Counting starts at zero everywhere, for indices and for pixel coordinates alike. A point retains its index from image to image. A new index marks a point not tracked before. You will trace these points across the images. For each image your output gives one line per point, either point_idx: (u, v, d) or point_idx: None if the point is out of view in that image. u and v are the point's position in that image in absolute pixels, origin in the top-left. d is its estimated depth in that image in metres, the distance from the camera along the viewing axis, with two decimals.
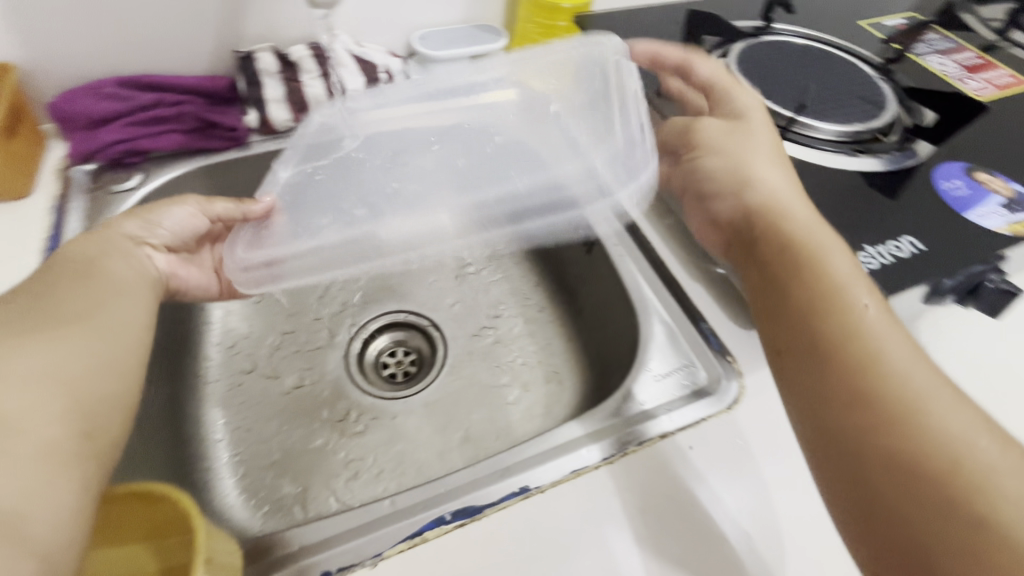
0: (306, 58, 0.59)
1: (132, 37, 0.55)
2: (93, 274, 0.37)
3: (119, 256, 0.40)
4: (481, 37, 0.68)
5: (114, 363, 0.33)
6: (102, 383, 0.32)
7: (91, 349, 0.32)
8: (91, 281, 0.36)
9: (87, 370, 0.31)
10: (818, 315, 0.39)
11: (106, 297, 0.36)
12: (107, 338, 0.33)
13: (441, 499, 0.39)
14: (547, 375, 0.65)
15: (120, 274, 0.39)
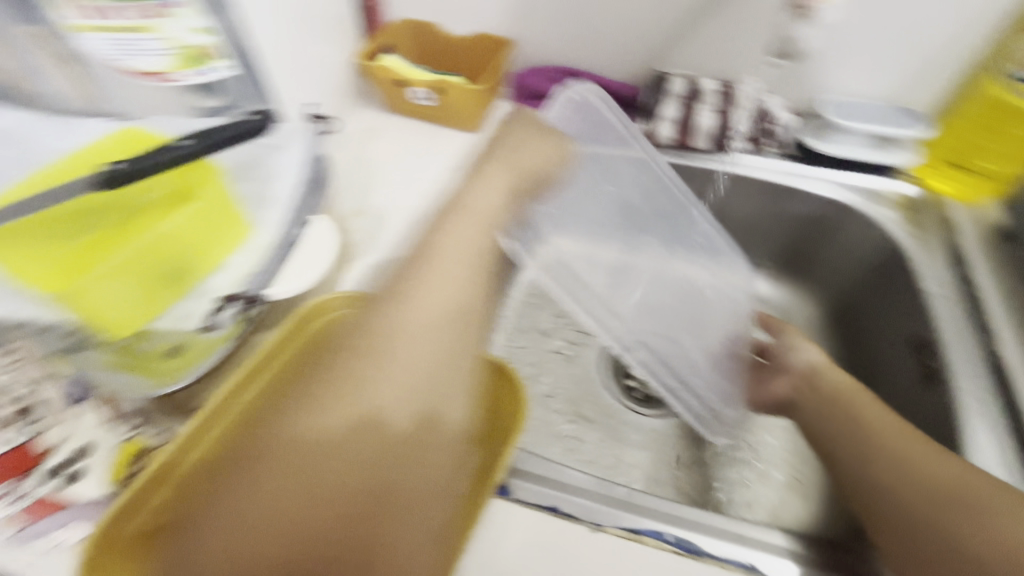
0: (712, 92, 0.66)
1: (590, 42, 0.69)
2: (467, 292, 0.38)
3: (463, 233, 0.40)
4: (897, 119, 0.63)
5: (456, 376, 0.35)
6: (451, 411, 0.34)
7: (433, 358, 0.34)
8: (433, 305, 0.36)
9: (439, 406, 0.34)
10: (870, 433, 0.45)
11: (439, 306, 0.36)
12: (448, 366, 0.35)
13: (669, 518, 0.41)
14: (792, 480, 0.59)
15: (463, 283, 0.38)
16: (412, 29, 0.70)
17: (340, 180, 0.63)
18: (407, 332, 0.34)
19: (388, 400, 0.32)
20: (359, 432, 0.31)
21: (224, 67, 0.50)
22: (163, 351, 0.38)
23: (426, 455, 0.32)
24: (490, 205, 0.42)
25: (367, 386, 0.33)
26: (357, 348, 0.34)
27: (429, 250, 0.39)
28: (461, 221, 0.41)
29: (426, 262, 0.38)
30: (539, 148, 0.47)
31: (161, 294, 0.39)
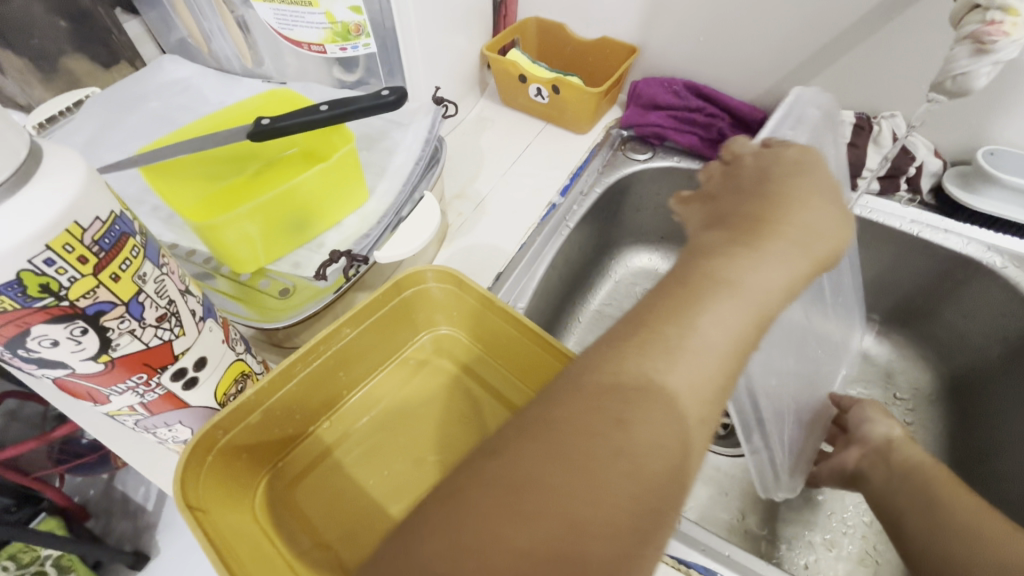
0: (848, 124, 0.59)
1: (719, 57, 0.66)
2: (717, 403, 0.26)
3: (737, 327, 0.27)
4: None
5: (671, 507, 0.24)
6: (648, 572, 0.23)
7: (692, 375, 0.26)
8: (670, 427, 0.25)
9: (682, 409, 0.25)
10: (944, 511, 0.42)
11: (674, 412, 0.25)
12: (661, 492, 0.24)
13: (721, 559, 0.39)
14: (866, 557, 0.54)
15: (712, 396, 0.26)
16: (542, 26, 0.72)
17: (449, 162, 0.66)
18: (633, 455, 0.24)
19: (606, 523, 0.22)
20: (610, 458, 0.23)
21: (365, 43, 0.54)
22: (276, 291, 0.43)
23: (653, 450, 0.24)
24: (773, 287, 0.29)
25: (565, 500, 0.22)
26: (570, 457, 0.23)
27: (696, 360, 0.26)
28: (719, 292, 0.28)
29: (688, 369, 0.26)
30: (823, 205, 0.34)
31: (282, 239, 0.43)
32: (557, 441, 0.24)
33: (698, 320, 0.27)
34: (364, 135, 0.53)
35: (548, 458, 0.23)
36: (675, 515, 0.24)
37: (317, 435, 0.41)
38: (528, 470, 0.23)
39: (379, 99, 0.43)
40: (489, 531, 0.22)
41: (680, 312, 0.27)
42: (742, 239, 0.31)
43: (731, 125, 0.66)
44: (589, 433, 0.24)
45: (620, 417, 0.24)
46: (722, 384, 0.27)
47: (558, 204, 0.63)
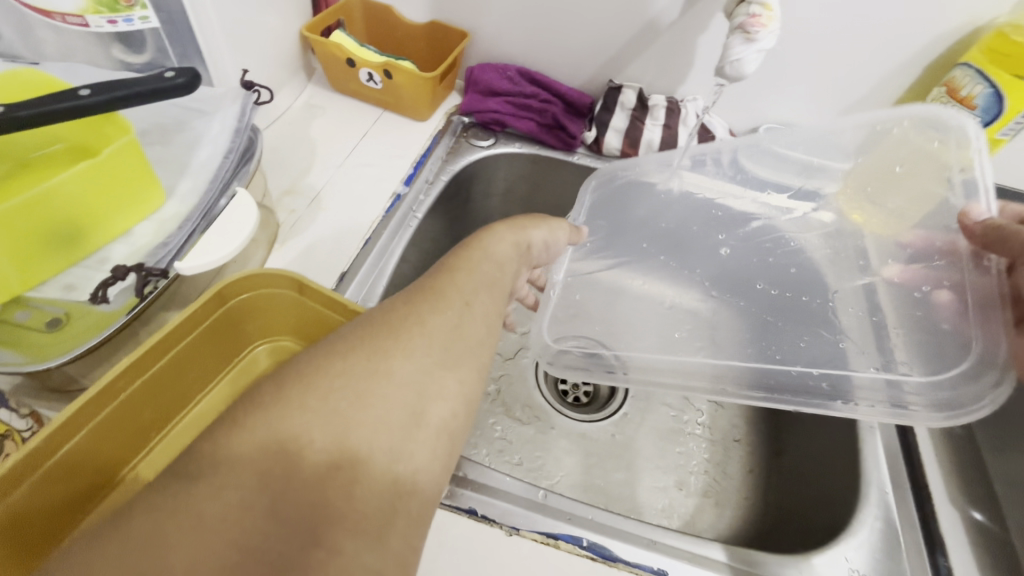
0: (660, 108, 0.67)
1: (545, 46, 0.68)
2: (472, 325, 0.32)
3: (473, 285, 0.34)
4: None
5: (440, 393, 0.28)
6: (425, 442, 0.27)
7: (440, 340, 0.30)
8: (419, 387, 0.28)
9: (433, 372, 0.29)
10: None
11: (432, 330, 0.30)
12: (424, 386, 0.28)
13: (586, 523, 0.40)
14: (710, 490, 0.61)
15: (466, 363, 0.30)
16: (367, 7, 0.68)
17: (277, 157, 0.60)
18: (393, 362, 0.28)
19: (376, 414, 0.26)
20: (358, 415, 0.26)
21: (143, 17, 0.45)
22: (43, 323, 0.34)
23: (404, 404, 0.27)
24: (494, 266, 0.36)
25: (315, 441, 0.25)
26: (322, 418, 0.25)
27: (445, 307, 0.32)
28: (457, 269, 0.35)
29: (436, 310, 0.31)
30: (525, 227, 0.41)
31: (43, 256, 0.35)
32: (299, 417, 0.25)
33: (442, 287, 0.33)
34: (154, 127, 0.45)
35: (294, 424, 0.25)
36: (449, 398, 0.29)
37: (132, 479, 0.36)
38: (275, 435, 0.25)
39: (163, 81, 0.37)
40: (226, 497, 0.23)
41: (426, 282, 0.34)
42: (471, 244, 0.38)
43: (563, 110, 0.69)
44: (338, 402, 0.26)
45: (368, 380, 0.27)
46: (473, 317, 0.32)
47: (405, 193, 0.60)
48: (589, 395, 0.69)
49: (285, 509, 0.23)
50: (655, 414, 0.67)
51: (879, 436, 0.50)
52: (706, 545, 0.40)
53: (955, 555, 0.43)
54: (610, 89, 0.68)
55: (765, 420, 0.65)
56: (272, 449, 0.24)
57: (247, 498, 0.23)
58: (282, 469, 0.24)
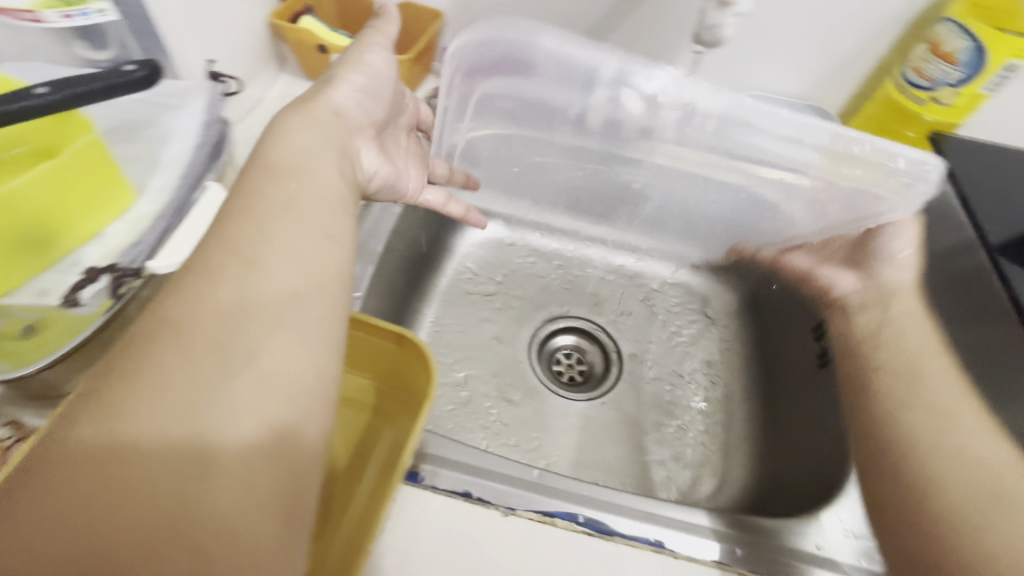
0: None
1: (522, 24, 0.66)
2: (244, 328, 0.29)
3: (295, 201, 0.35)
4: (811, 117, 0.65)
5: (302, 328, 0.30)
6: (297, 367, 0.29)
7: (289, 270, 0.31)
8: (287, 328, 0.30)
9: (287, 314, 0.30)
10: (939, 434, 0.43)
11: (191, 350, 0.27)
12: (255, 340, 0.28)
13: (580, 500, 0.40)
14: (706, 461, 0.61)
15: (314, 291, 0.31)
16: None
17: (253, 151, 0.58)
18: (133, 434, 0.25)
19: (213, 372, 0.27)
20: (225, 344, 0.28)
21: (97, 9, 0.44)
22: (16, 330, 0.33)
23: (273, 344, 0.29)
24: (290, 223, 0.33)
25: (181, 369, 0.26)
26: (189, 346, 0.27)
27: (197, 325, 0.28)
28: (227, 262, 0.31)
29: (191, 338, 0.28)
30: (292, 162, 0.37)
31: (11, 260, 0.34)
32: (165, 346, 0.27)
33: (192, 290, 0.29)
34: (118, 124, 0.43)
35: (151, 354, 0.27)
36: (240, 423, 0.26)
37: None
38: (141, 363, 0.27)
39: (123, 76, 0.37)
40: (103, 424, 0.25)
41: (179, 309, 0.29)
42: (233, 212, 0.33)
43: None
44: (209, 329, 0.28)
45: (237, 306, 0.29)
46: (243, 307, 0.29)
47: None
48: (583, 374, 0.70)
49: (154, 435, 0.25)
50: (647, 391, 0.67)
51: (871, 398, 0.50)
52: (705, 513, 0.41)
53: None
54: None
55: (759, 388, 0.66)
56: (122, 400, 0.25)
57: (107, 421, 0.25)
58: (155, 393, 0.26)
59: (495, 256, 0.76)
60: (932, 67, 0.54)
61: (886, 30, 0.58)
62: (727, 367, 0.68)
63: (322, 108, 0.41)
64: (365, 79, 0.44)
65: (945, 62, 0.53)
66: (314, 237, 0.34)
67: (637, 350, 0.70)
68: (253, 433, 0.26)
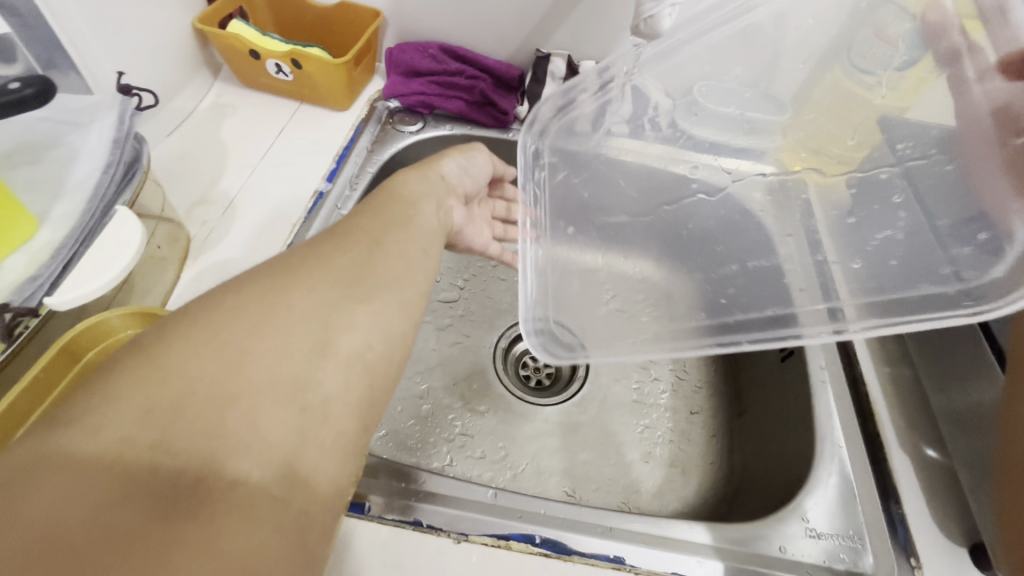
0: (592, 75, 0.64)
1: (467, 20, 0.64)
2: (367, 277, 0.34)
3: (381, 227, 0.38)
4: (764, 107, 0.64)
5: (406, 289, 0.36)
6: (403, 323, 0.35)
7: (398, 252, 0.37)
8: (398, 289, 0.35)
9: (397, 283, 0.36)
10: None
11: (328, 269, 0.33)
12: (372, 291, 0.34)
13: (538, 519, 0.38)
14: (676, 459, 0.61)
15: (419, 278, 0.37)
16: None
17: (184, 165, 0.55)
18: (274, 334, 0.29)
19: (341, 303, 0.32)
20: (351, 287, 0.33)
21: None
22: None
23: (387, 298, 0.34)
24: (403, 242, 0.38)
25: (320, 294, 0.32)
26: (324, 278, 0.33)
27: (328, 273, 0.33)
28: (349, 243, 0.36)
29: (321, 271, 0.33)
30: (400, 224, 0.39)
31: None
32: (303, 275, 0.32)
33: (317, 266, 0.33)
34: (21, 146, 0.40)
35: (291, 277, 0.32)
36: (353, 338, 0.32)
37: None
38: (279, 283, 0.31)
39: (8, 93, 0.33)
40: (249, 322, 0.29)
41: (317, 254, 0.34)
42: (348, 245, 0.36)
43: (491, 85, 0.65)
44: (343, 273, 0.34)
45: (366, 262, 0.35)
46: (369, 270, 0.35)
47: (326, 191, 0.56)
48: (550, 377, 0.68)
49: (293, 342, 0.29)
50: (614, 392, 0.66)
51: (831, 389, 0.49)
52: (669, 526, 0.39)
53: (907, 499, 0.43)
54: (538, 59, 0.64)
55: (726, 382, 0.65)
56: (263, 309, 0.30)
57: (250, 319, 0.29)
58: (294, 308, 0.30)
59: (455, 260, 0.74)
60: (876, 51, 0.56)
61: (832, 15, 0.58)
62: (693, 362, 0.67)
63: (434, 173, 0.45)
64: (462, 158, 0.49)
65: (889, 45, 0.55)
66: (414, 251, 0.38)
67: None
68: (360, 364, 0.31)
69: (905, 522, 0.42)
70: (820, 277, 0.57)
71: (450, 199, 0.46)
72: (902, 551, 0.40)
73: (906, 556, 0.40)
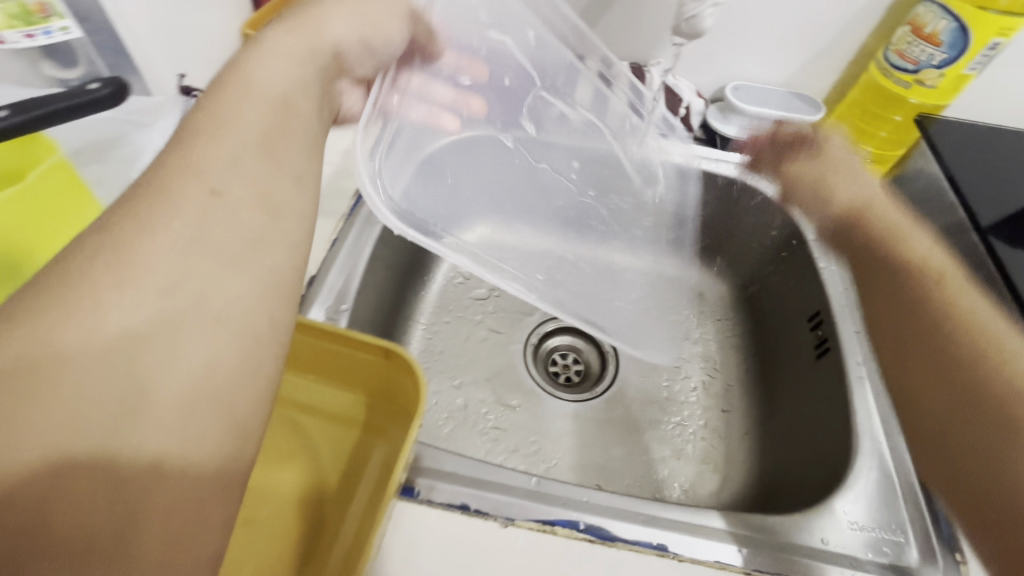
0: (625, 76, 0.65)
1: None
2: (200, 271, 0.27)
3: (232, 164, 0.30)
4: (795, 106, 0.65)
5: (259, 265, 0.29)
6: (258, 312, 0.28)
7: (248, 214, 0.30)
8: (245, 281, 0.28)
9: (246, 263, 0.28)
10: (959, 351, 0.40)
11: (137, 278, 0.25)
12: (201, 278, 0.27)
13: (581, 506, 0.39)
14: (708, 456, 0.61)
15: (267, 231, 0.30)
16: None
17: None
18: (61, 392, 0.22)
19: (159, 318, 0.25)
20: (170, 282, 0.26)
21: (61, 27, 0.42)
22: None
23: (231, 290, 0.27)
24: (239, 150, 0.31)
25: (128, 314, 0.24)
26: (143, 290, 0.25)
27: (129, 294, 0.25)
28: (176, 179, 0.29)
29: (116, 293, 0.24)
30: (206, 170, 0.29)
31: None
32: (97, 289, 0.24)
33: (109, 284, 0.25)
34: None
35: (53, 295, 0.24)
36: (182, 371, 0.25)
37: None
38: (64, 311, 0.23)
39: (87, 94, 0.35)
40: (23, 387, 0.22)
41: (93, 262, 0.25)
42: (156, 230, 0.27)
43: None
44: (163, 276, 0.26)
45: (195, 240, 0.27)
46: (206, 242, 0.27)
47: None
48: (579, 374, 0.69)
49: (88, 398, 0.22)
50: (644, 389, 0.66)
51: (869, 387, 0.49)
52: (706, 515, 0.40)
53: None
54: None
55: (757, 380, 0.65)
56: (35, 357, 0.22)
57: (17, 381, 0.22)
58: (60, 334, 0.23)
59: None
60: (914, 49, 0.54)
61: (866, 13, 0.58)
62: (724, 360, 0.68)
63: (313, 29, 0.39)
64: (368, 29, 0.41)
65: (929, 44, 0.53)
66: (284, 179, 0.32)
67: None
68: (197, 394, 0.25)
69: (948, 518, 0.41)
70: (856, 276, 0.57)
71: (343, 78, 0.42)
72: (946, 546, 0.40)
73: (950, 551, 0.40)
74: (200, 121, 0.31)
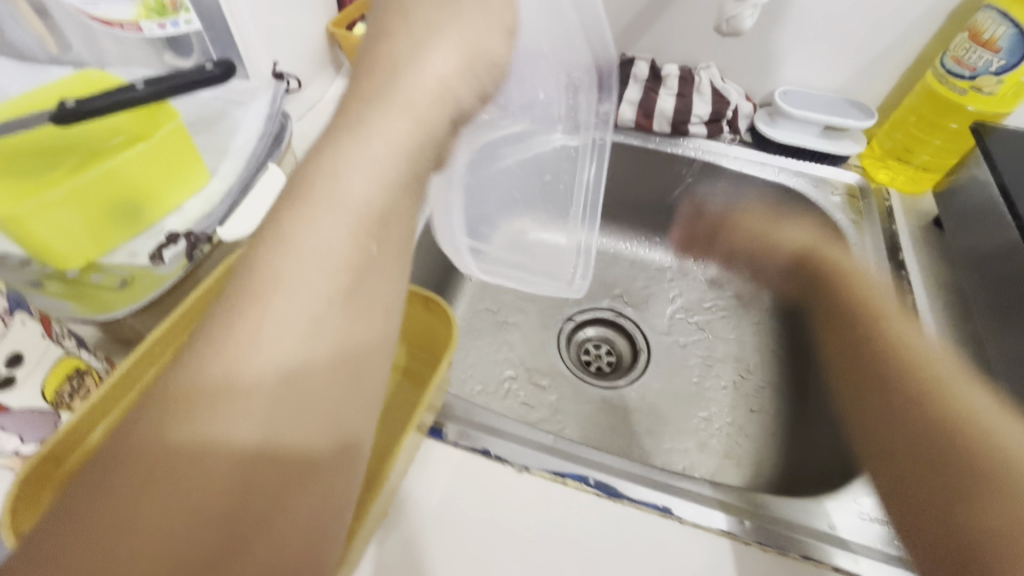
0: (674, 77, 0.68)
1: None
2: (298, 387, 0.22)
3: (355, 225, 0.25)
4: (847, 111, 0.65)
5: (372, 366, 0.25)
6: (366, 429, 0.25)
7: (371, 306, 0.25)
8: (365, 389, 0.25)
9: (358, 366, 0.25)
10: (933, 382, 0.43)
11: (265, 401, 0.21)
12: (326, 393, 0.23)
13: (592, 464, 0.42)
14: (732, 451, 0.62)
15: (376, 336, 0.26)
16: None
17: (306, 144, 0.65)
18: (182, 528, 0.19)
19: (291, 446, 0.22)
20: (300, 398, 0.22)
21: (186, 20, 0.51)
22: (113, 284, 0.39)
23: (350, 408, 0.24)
24: (362, 236, 0.25)
25: (259, 444, 0.21)
26: (277, 408, 0.22)
27: (260, 406, 0.21)
28: (306, 267, 0.23)
29: (249, 407, 0.21)
30: (331, 263, 0.24)
31: (111, 230, 0.40)
32: (224, 402, 0.21)
33: (241, 391, 0.21)
34: (199, 117, 0.50)
35: (183, 403, 0.21)
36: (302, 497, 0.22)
37: None
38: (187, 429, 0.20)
39: (203, 74, 0.43)
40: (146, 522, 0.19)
41: (225, 365, 0.21)
42: (277, 336, 0.22)
43: None
44: (298, 393, 0.22)
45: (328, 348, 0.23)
46: (337, 356, 0.24)
47: None
48: (611, 364, 0.71)
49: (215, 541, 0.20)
50: (674, 382, 0.68)
51: None
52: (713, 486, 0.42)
53: None
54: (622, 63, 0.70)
55: (789, 383, 0.65)
56: (165, 475, 0.20)
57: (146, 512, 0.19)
58: (196, 459, 0.20)
59: None
60: (972, 56, 0.53)
61: (924, 21, 0.58)
62: (757, 361, 0.68)
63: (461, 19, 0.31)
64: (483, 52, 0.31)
65: (987, 50, 0.52)
66: (395, 262, 0.27)
67: (665, 343, 0.71)
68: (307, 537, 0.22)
69: None
70: (896, 283, 0.57)
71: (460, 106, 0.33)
72: None
73: None
74: (328, 149, 0.26)
